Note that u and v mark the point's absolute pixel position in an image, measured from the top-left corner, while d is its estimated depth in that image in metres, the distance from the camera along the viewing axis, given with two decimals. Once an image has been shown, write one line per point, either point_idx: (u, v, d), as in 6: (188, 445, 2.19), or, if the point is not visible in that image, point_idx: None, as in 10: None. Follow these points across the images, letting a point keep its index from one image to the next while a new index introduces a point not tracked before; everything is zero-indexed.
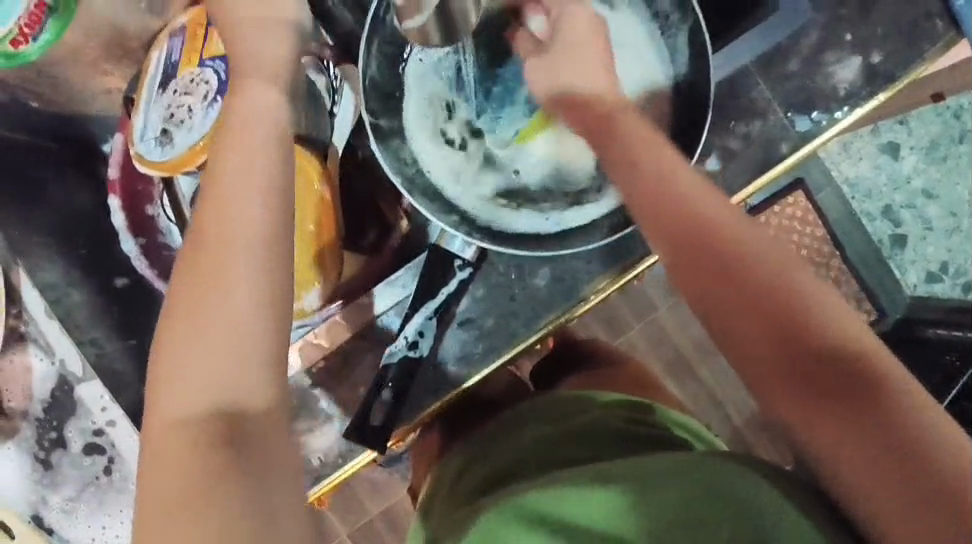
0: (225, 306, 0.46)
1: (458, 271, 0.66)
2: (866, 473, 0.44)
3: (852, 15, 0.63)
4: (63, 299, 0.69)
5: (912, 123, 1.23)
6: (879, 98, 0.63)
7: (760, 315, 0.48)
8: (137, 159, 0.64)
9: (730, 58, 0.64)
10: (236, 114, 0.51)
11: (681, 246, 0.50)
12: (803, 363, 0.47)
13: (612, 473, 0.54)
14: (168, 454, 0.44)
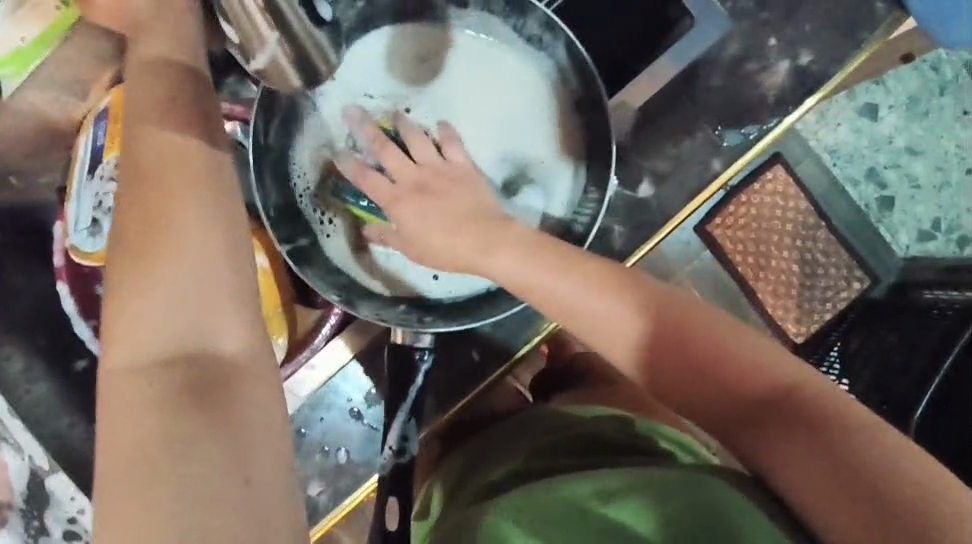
0: (187, 261, 0.43)
1: (422, 362, 0.61)
2: (826, 497, 0.45)
3: (776, 20, 0.65)
4: (32, 392, 0.70)
5: (890, 83, 1.19)
6: (810, 100, 0.66)
7: (698, 376, 0.51)
8: (73, 251, 0.68)
9: (652, 72, 0.65)
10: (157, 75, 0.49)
11: (624, 307, 0.52)
12: (750, 416, 0.49)
13: (612, 485, 0.51)
14: (134, 415, 0.39)
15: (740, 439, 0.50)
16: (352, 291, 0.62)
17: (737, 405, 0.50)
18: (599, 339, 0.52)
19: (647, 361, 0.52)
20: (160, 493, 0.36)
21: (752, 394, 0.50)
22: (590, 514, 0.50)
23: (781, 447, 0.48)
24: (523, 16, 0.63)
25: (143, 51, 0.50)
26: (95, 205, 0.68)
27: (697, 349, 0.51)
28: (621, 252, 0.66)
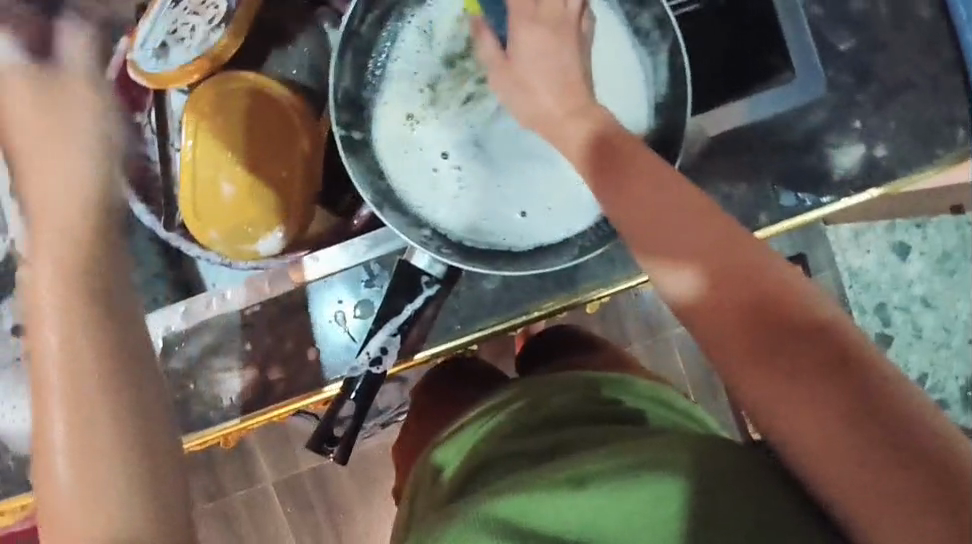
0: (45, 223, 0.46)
1: (426, 287, 0.63)
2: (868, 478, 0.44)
3: (866, 105, 0.67)
4: None
5: (930, 229, 1.20)
6: (870, 192, 0.67)
7: (758, 321, 0.47)
8: (131, 65, 0.66)
9: (751, 107, 0.66)
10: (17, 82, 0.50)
11: (701, 226, 0.50)
12: (810, 382, 0.46)
13: (593, 473, 0.50)
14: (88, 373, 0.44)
15: (771, 412, 0.47)
16: (388, 194, 0.63)
17: (786, 384, 0.46)
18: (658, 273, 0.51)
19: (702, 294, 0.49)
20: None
21: (813, 360, 0.46)
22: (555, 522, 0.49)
23: (826, 431, 0.45)
24: (641, 7, 0.64)
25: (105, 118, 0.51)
26: (168, 29, 0.66)
27: (755, 316, 0.47)
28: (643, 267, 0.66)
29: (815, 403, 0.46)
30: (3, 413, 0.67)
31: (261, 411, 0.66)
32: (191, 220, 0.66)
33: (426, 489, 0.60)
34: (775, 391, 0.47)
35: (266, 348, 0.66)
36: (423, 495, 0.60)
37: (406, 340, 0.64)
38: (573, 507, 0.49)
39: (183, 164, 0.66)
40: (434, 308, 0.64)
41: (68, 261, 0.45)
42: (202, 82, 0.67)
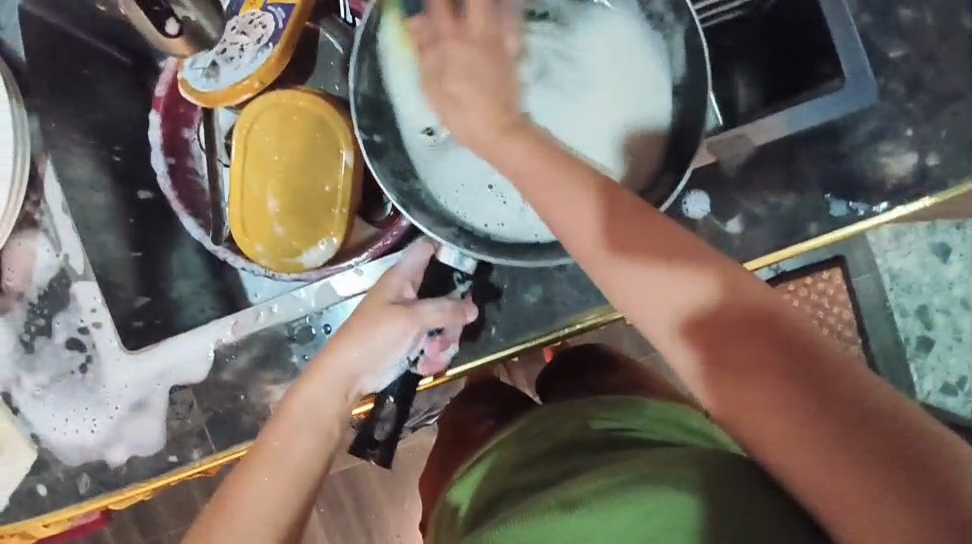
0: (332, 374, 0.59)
1: (459, 284, 0.64)
2: (852, 493, 0.42)
3: (917, 112, 0.66)
4: (86, 197, 0.71)
5: (970, 230, 1.18)
6: (923, 201, 0.65)
7: (725, 335, 0.47)
8: (181, 84, 0.68)
9: (793, 118, 0.64)
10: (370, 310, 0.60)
11: (662, 235, 0.49)
12: (780, 395, 0.45)
13: (580, 496, 0.50)
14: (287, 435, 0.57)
15: (740, 421, 0.47)
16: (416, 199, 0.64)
17: (756, 394, 0.46)
18: (619, 288, 0.50)
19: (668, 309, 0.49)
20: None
21: (779, 370, 0.45)
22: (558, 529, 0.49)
23: (798, 445, 0.44)
24: None
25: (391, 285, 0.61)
26: (217, 50, 0.68)
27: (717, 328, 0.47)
28: None
29: (788, 413, 0.44)
30: (57, 425, 0.69)
31: None
32: (239, 234, 0.68)
33: (448, 522, 0.65)
34: (747, 407, 0.46)
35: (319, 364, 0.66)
36: (448, 521, 0.66)
37: (437, 340, 0.62)
38: (574, 530, 0.49)
39: (232, 184, 0.68)
40: (471, 305, 0.62)
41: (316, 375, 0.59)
42: (251, 101, 0.68)
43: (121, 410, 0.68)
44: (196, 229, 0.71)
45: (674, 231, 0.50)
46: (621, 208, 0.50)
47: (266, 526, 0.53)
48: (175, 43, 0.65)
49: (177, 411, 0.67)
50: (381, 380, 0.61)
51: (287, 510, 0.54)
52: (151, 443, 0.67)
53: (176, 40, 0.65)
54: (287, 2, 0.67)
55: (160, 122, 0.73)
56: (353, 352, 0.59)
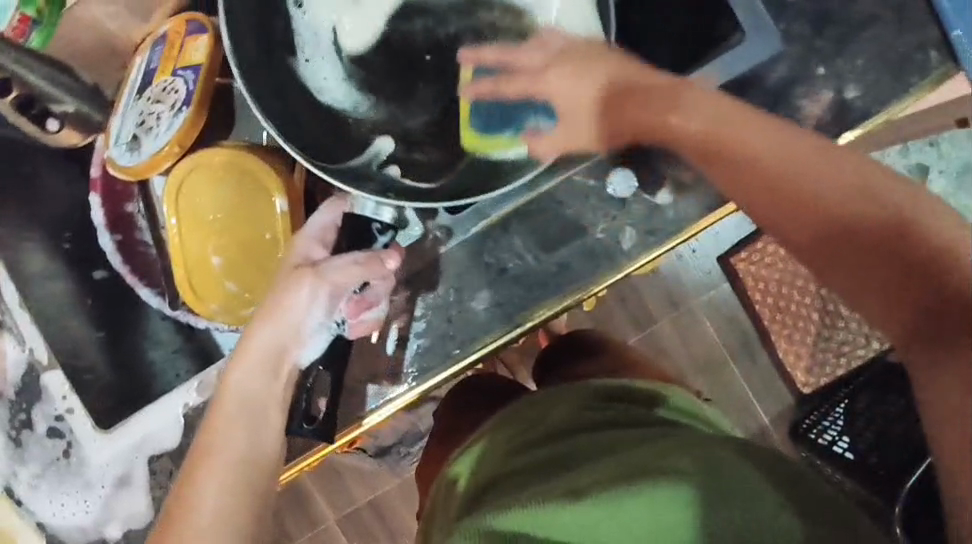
0: (249, 354, 0.60)
1: (379, 236, 0.64)
2: (960, 385, 0.38)
3: (826, 49, 0.65)
4: (42, 289, 0.74)
5: (944, 145, 1.14)
6: (847, 135, 0.65)
7: (874, 228, 0.43)
8: (110, 163, 0.70)
9: (722, 67, 0.65)
10: (276, 281, 0.61)
11: (760, 141, 0.49)
12: (917, 283, 0.41)
13: (589, 485, 0.54)
14: (229, 422, 0.58)
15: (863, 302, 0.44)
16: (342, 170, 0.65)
17: (881, 286, 0.43)
18: (735, 177, 0.49)
19: (810, 189, 0.46)
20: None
21: (900, 265, 0.42)
22: (561, 513, 0.53)
23: (936, 358, 0.39)
24: None
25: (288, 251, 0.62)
26: (138, 123, 0.70)
27: (822, 200, 0.46)
28: (629, 258, 0.65)
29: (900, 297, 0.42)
30: (56, 511, 0.71)
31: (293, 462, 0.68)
32: (191, 298, 0.69)
33: (440, 504, 0.67)
34: (883, 285, 0.43)
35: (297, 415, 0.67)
36: (441, 503, 0.67)
37: (357, 300, 0.63)
38: (579, 519, 0.52)
39: (172, 249, 0.70)
40: (390, 253, 0.61)
41: (245, 353, 0.61)
42: (174, 167, 0.69)
43: (107, 487, 0.70)
44: (154, 296, 0.73)
45: (782, 134, 0.48)
46: (763, 129, 0.49)
47: (226, 521, 0.54)
48: (63, 135, 0.74)
49: (158, 480, 0.68)
50: (308, 353, 0.62)
51: (242, 499, 0.56)
52: (139, 515, 0.69)
53: (62, 131, 0.74)
54: (193, 64, 0.68)
55: (100, 203, 0.74)
56: (268, 326, 0.60)
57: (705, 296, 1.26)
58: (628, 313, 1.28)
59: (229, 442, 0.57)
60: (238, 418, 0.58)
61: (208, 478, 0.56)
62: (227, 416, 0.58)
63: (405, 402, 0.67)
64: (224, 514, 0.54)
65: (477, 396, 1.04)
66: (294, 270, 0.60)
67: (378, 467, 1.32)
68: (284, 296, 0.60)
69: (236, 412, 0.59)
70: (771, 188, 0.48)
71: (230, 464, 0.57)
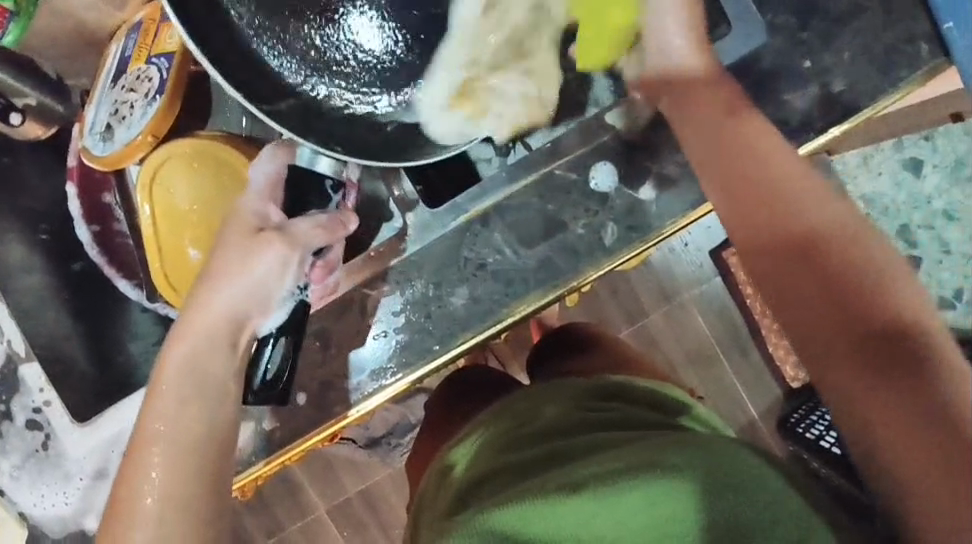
0: (201, 319, 0.55)
1: (331, 192, 0.62)
2: (880, 413, 0.44)
3: (813, 42, 0.64)
4: (18, 281, 0.73)
5: (939, 140, 1.14)
6: (833, 130, 0.64)
7: (806, 248, 0.48)
8: (84, 153, 0.69)
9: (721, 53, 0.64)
10: (229, 238, 0.56)
11: (738, 150, 0.52)
12: (843, 309, 0.47)
13: (586, 478, 0.53)
14: (179, 393, 0.54)
15: (791, 322, 0.49)
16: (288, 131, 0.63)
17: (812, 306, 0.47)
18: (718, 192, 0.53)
19: (770, 211, 0.50)
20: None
21: (830, 292, 0.47)
22: (560, 508, 0.52)
23: (837, 365, 0.46)
24: None
25: (243, 207, 0.57)
26: (111, 111, 0.69)
27: (797, 234, 0.49)
28: (609, 255, 0.65)
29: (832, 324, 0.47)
30: (37, 502, 0.69)
31: (276, 454, 0.67)
32: (167, 290, 0.69)
33: (429, 499, 0.69)
34: (810, 310, 0.47)
35: (277, 411, 0.67)
36: (427, 500, 0.69)
37: (321, 264, 0.61)
38: (578, 514, 0.51)
39: (146, 239, 0.69)
40: (349, 215, 0.60)
41: (191, 317, 0.55)
42: (147, 156, 0.69)
43: (86, 480, 0.69)
44: (132, 288, 0.74)
45: (763, 148, 0.52)
46: (737, 141, 0.53)
47: (178, 500, 0.50)
48: (27, 126, 0.75)
49: None
50: (270, 321, 0.58)
51: (194, 476, 0.52)
52: None
53: (25, 126, 0.75)
54: (167, 52, 0.68)
55: (77, 192, 0.75)
56: (221, 287, 0.55)
57: (696, 290, 1.26)
58: (620, 305, 1.27)
59: (176, 418, 0.53)
60: (187, 389, 0.54)
61: (155, 454, 0.52)
62: (175, 386, 0.54)
63: (382, 398, 0.67)
64: (177, 493, 0.50)
65: (463, 389, 1.04)
66: (252, 230, 0.56)
67: (369, 458, 1.33)
68: (244, 256, 0.55)
69: (187, 382, 0.54)
70: (754, 214, 0.51)
71: (181, 438, 0.53)
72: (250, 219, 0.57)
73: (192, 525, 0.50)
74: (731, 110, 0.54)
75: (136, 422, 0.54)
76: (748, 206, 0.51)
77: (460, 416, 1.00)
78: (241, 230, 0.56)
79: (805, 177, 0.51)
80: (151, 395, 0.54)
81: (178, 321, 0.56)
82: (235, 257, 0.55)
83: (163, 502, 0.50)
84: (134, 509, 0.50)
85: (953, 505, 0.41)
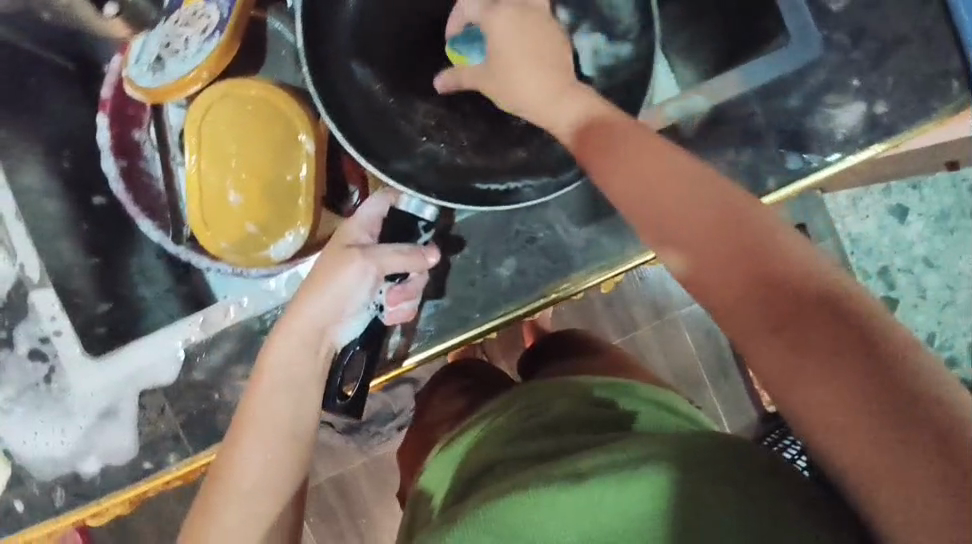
0: (285, 327, 0.61)
1: (422, 232, 0.64)
2: (865, 432, 0.38)
3: (862, 62, 0.67)
4: (39, 204, 0.69)
5: (926, 190, 1.18)
6: (873, 148, 0.67)
7: (741, 255, 0.45)
8: (127, 83, 0.66)
9: (746, 74, 0.67)
10: (323, 257, 0.62)
11: (642, 168, 0.50)
12: (794, 313, 0.42)
13: (591, 468, 0.50)
14: (267, 392, 0.60)
15: (749, 348, 0.44)
16: (387, 166, 0.67)
17: (774, 316, 0.43)
18: (640, 211, 0.49)
19: (689, 228, 0.47)
20: (227, 518, 0.57)
21: (786, 296, 0.43)
22: (558, 500, 0.50)
23: (811, 384, 0.41)
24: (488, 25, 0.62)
25: (340, 234, 0.62)
26: (163, 44, 0.67)
27: (743, 252, 0.45)
28: None
29: (801, 337, 0.42)
30: (29, 439, 0.65)
31: None
32: (203, 234, 0.67)
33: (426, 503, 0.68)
34: (756, 327, 0.44)
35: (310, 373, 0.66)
36: (425, 505, 0.68)
37: (398, 289, 0.62)
38: (577, 503, 0.49)
39: (188, 181, 0.67)
40: (432, 249, 0.62)
41: (280, 327, 0.61)
42: (201, 94, 0.67)
43: (90, 419, 0.64)
44: (155, 231, 0.70)
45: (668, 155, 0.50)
46: (642, 158, 0.50)
47: (270, 484, 0.58)
48: (115, 22, 0.75)
49: (146, 416, 0.63)
50: (347, 332, 0.62)
51: (281, 465, 0.59)
52: (124, 451, 0.63)
53: (115, 20, 0.75)
54: None
55: (108, 124, 0.72)
56: (316, 299, 0.60)
57: (686, 309, 1.29)
58: (612, 314, 1.29)
59: (270, 427, 0.59)
60: (275, 389, 0.60)
61: (248, 448, 0.58)
62: (267, 390, 0.60)
63: (418, 361, 0.67)
64: (269, 480, 0.58)
65: (458, 381, 1.02)
66: (345, 248, 0.61)
67: (346, 445, 1.26)
68: (339, 291, 0.60)
69: (283, 388, 0.60)
70: (678, 231, 0.47)
71: (271, 435, 0.59)
72: (344, 237, 0.62)
73: (280, 504, 0.58)
74: (620, 134, 0.52)
75: (237, 409, 0.59)
76: (678, 220, 0.47)
77: (453, 411, 0.96)
78: (333, 250, 0.61)
79: (721, 184, 0.48)
80: (249, 395, 0.61)
81: (268, 339, 0.62)
82: (327, 273, 0.60)
83: (260, 490, 0.58)
84: (227, 489, 0.57)
85: (936, 506, 0.36)
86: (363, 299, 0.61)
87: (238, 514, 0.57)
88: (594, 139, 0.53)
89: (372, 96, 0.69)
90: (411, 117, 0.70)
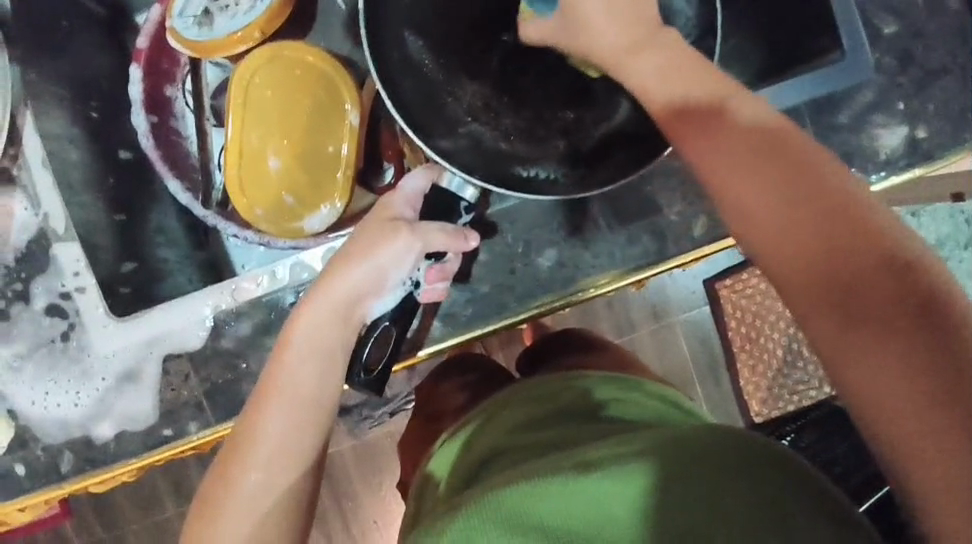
0: (314, 294, 0.57)
1: (464, 214, 0.62)
2: (927, 429, 0.37)
3: (908, 87, 0.68)
4: (65, 153, 0.65)
5: (924, 217, 1.14)
6: (913, 171, 0.68)
7: (813, 235, 0.43)
8: (171, 34, 0.63)
9: (776, 96, 0.68)
10: (364, 226, 0.59)
11: (720, 132, 0.47)
12: (865, 300, 0.41)
13: (600, 458, 0.48)
14: (291, 361, 0.56)
15: (814, 332, 0.42)
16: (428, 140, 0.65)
17: (841, 302, 0.41)
18: (715, 177, 0.46)
19: (765, 200, 0.44)
20: (246, 488, 0.54)
21: (855, 283, 0.41)
22: (575, 487, 0.46)
23: (874, 375, 0.39)
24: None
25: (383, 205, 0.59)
26: None
27: (818, 233, 0.43)
28: (695, 245, 0.65)
29: (872, 328, 0.40)
30: (37, 399, 0.63)
31: None
32: (238, 200, 0.65)
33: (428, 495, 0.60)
34: (825, 312, 0.42)
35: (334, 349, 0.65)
36: (429, 494, 0.60)
37: (436, 268, 0.61)
38: (586, 494, 0.46)
39: (229, 145, 0.65)
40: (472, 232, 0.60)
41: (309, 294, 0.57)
42: (249, 54, 0.65)
43: (108, 382, 0.63)
44: (184, 192, 0.66)
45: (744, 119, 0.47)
46: (719, 122, 0.47)
47: (287, 456, 0.55)
48: None
49: (170, 381, 0.62)
50: (380, 306, 0.59)
51: (299, 438, 0.55)
52: (142, 416, 0.62)
53: None
54: None
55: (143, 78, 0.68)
56: (355, 271, 0.57)
57: (684, 314, 1.20)
58: (612, 315, 1.20)
59: (290, 399, 0.55)
60: (299, 358, 0.56)
61: (267, 419, 0.55)
62: (295, 361, 0.56)
63: (452, 345, 0.67)
64: (286, 452, 0.55)
65: (460, 372, 0.93)
66: (388, 221, 0.58)
67: (335, 426, 1.19)
68: (376, 263, 0.57)
69: (309, 361, 0.56)
70: (739, 215, 0.45)
71: (290, 406, 0.55)
72: (387, 206, 0.59)
73: (300, 477, 0.55)
74: (703, 93, 0.48)
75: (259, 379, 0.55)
76: (754, 191, 0.45)
77: (452, 406, 0.87)
78: (374, 220, 0.58)
79: (798, 155, 0.45)
80: (275, 359, 0.57)
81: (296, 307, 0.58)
82: (372, 244, 0.57)
83: (279, 463, 0.54)
84: (244, 459, 0.54)
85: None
86: (401, 273, 0.58)
87: (258, 483, 0.54)
88: (680, 99, 0.49)
89: (420, 69, 0.67)
90: (459, 96, 0.67)
